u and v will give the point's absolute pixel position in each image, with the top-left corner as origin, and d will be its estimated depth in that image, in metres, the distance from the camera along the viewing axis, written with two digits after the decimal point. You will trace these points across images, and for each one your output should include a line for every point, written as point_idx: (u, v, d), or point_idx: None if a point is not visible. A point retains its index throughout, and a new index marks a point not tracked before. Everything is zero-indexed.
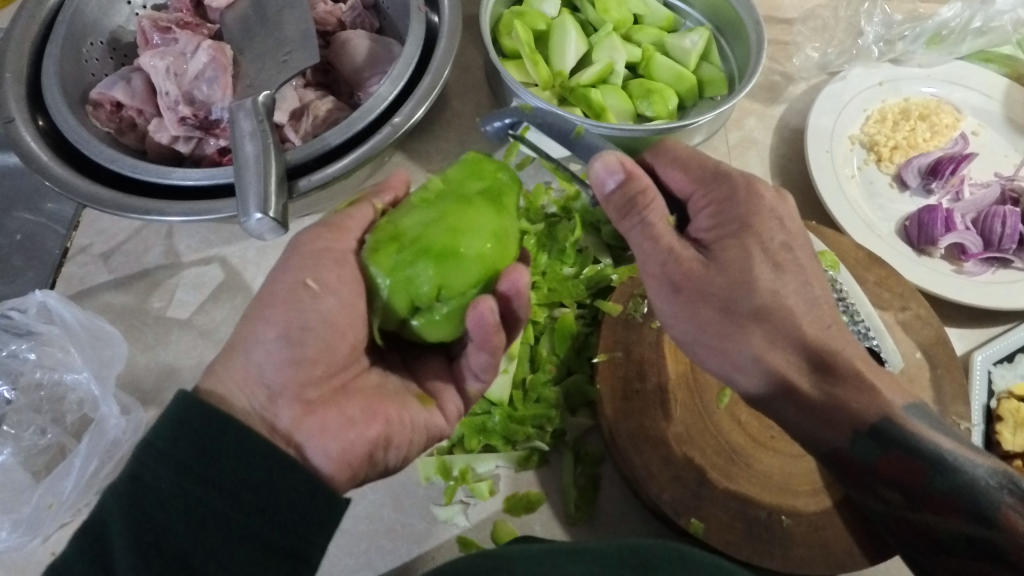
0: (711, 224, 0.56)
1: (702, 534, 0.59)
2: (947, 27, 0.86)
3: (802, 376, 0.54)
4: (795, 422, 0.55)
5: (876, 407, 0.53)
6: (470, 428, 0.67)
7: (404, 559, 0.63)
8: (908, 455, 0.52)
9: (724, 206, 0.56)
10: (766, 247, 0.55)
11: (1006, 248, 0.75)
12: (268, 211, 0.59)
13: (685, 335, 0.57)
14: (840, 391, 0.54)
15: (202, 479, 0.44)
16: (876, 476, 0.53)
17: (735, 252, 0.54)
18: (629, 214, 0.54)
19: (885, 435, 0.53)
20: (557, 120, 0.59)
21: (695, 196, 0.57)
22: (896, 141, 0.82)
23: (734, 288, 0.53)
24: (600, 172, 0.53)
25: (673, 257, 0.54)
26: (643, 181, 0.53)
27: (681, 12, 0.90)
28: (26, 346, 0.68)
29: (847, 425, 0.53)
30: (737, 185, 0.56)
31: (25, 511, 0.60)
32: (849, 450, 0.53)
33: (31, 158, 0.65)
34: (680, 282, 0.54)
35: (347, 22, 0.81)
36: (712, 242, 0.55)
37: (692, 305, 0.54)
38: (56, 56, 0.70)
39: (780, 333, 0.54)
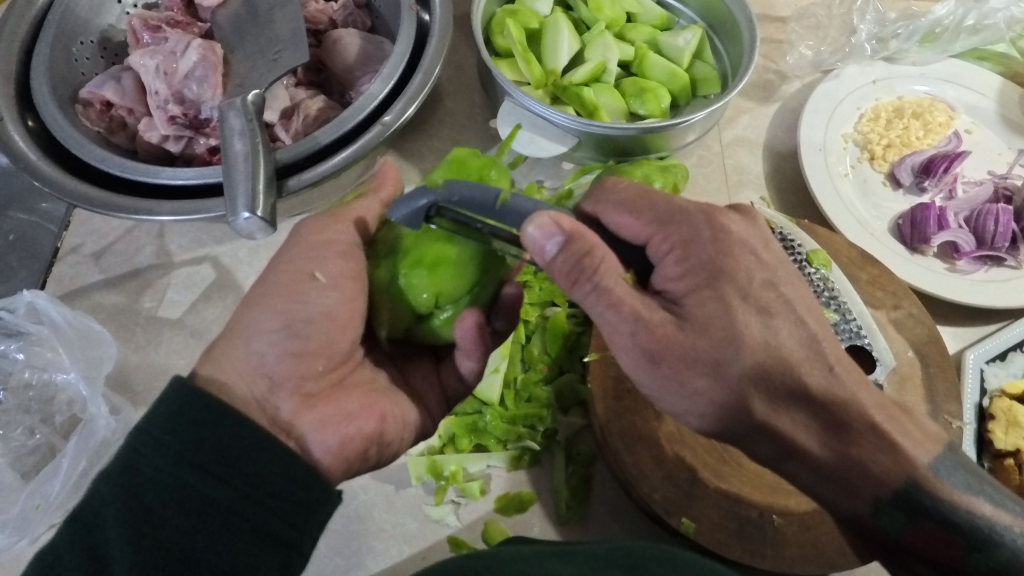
0: (678, 273, 0.48)
1: (694, 534, 0.59)
2: (940, 25, 0.86)
3: (812, 438, 0.49)
4: (811, 486, 0.50)
5: (902, 469, 0.49)
6: (462, 428, 0.66)
7: (395, 560, 0.63)
8: (939, 528, 0.49)
9: (691, 250, 0.48)
10: (745, 293, 0.48)
11: (999, 246, 0.75)
12: (257, 210, 0.58)
13: (673, 409, 0.50)
14: (854, 450, 0.48)
15: (197, 467, 0.43)
16: (903, 549, 0.50)
17: (711, 307, 0.47)
18: (580, 280, 0.47)
19: (911, 504, 0.49)
20: (475, 191, 0.47)
21: (654, 241, 0.49)
22: (889, 139, 0.82)
23: (722, 351, 0.46)
24: (535, 236, 0.45)
25: (643, 324, 0.47)
26: (589, 240, 0.46)
27: (674, 11, 0.90)
28: (16, 346, 0.68)
29: (869, 493, 0.49)
30: (699, 223, 0.49)
31: (14, 512, 0.60)
32: (873, 519, 0.50)
33: (20, 157, 0.64)
34: (658, 354, 0.47)
35: (339, 20, 0.80)
36: (684, 297, 0.48)
37: (677, 375, 0.47)
38: (46, 55, 0.70)
39: (782, 394, 0.47)
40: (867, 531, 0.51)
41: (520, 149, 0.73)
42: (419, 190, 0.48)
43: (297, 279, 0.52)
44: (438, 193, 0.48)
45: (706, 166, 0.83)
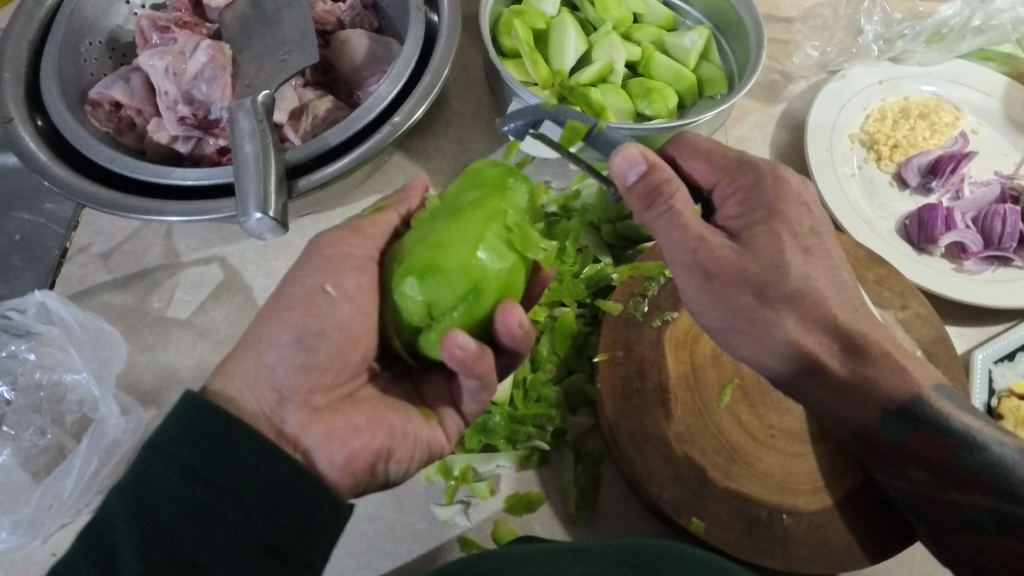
0: (737, 211, 0.57)
1: (703, 534, 0.59)
2: (947, 25, 0.86)
3: (833, 358, 0.56)
4: (824, 403, 0.58)
5: (905, 386, 0.56)
6: (471, 428, 0.66)
7: (404, 560, 0.63)
8: (935, 433, 0.55)
9: (753, 194, 0.56)
10: (794, 233, 0.56)
11: (1006, 246, 0.75)
12: (268, 211, 0.59)
13: (717, 323, 0.57)
14: (867, 368, 0.56)
15: (206, 481, 0.43)
16: (903, 456, 0.57)
17: (765, 236, 0.55)
18: (654, 204, 0.52)
19: (910, 413, 0.56)
20: (579, 117, 0.55)
21: (721, 185, 0.58)
22: (896, 139, 0.82)
23: (767, 272, 0.54)
24: (621, 166, 0.51)
25: (704, 245, 0.53)
26: (666, 172, 0.51)
27: (680, 11, 0.90)
28: (26, 346, 0.68)
29: (877, 404, 0.56)
30: (762, 172, 0.57)
31: (26, 511, 0.60)
32: (878, 428, 0.57)
33: (29, 157, 0.64)
34: (712, 270, 0.54)
35: (346, 21, 0.80)
36: (740, 231, 0.56)
37: (724, 292, 0.54)
38: (54, 56, 0.70)
39: (811, 317, 0.55)
40: (871, 443, 0.58)
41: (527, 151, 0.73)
42: (529, 107, 0.56)
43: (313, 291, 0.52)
44: (549, 111, 0.54)
45: None
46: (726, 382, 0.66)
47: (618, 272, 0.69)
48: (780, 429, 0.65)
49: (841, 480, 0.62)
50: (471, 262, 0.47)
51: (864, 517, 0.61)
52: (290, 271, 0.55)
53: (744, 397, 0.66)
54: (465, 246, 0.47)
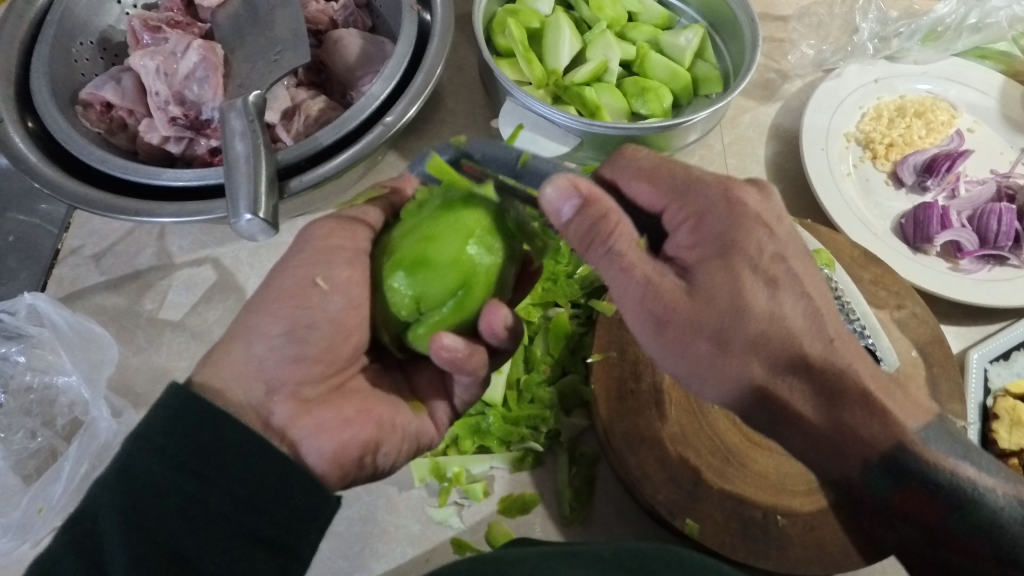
0: (690, 242, 0.50)
1: (698, 535, 0.59)
2: (943, 23, 0.86)
3: (805, 401, 0.50)
4: (801, 450, 0.52)
5: (888, 434, 0.49)
6: (464, 428, 0.66)
7: (398, 562, 0.62)
8: (923, 489, 0.49)
9: (704, 221, 0.49)
10: (754, 264, 0.49)
11: (1002, 245, 0.75)
12: (258, 212, 0.58)
13: (679, 370, 0.51)
14: (848, 418, 0.49)
15: (192, 472, 0.43)
16: (891, 511, 0.51)
17: (719, 275, 0.48)
18: (593, 245, 0.48)
19: (899, 468, 0.49)
20: (497, 151, 0.50)
21: (669, 210, 0.50)
22: (892, 138, 0.81)
23: (723, 321, 0.48)
24: (554, 199, 0.47)
25: (652, 290, 0.48)
26: (603, 207, 0.47)
27: (676, 10, 0.89)
28: (16, 348, 0.67)
29: (858, 455, 0.50)
30: (712, 196, 0.50)
31: (15, 515, 0.60)
32: (863, 482, 0.51)
33: (19, 159, 0.64)
34: (664, 318, 0.49)
35: (340, 21, 0.80)
36: (693, 266, 0.49)
37: (680, 340, 0.49)
38: (45, 56, 0.70)
39: (781, 361, 0.49)
40: (855, 493, 0.52)
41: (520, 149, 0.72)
42: (443, 145, 0.51)
43: (307, 284, 0.51)
44: (462, 150, 0.51)
45: (708, 166, 0.83)
46: None
47: None
48: None
49: None
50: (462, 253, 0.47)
51: None
52: (281, 260, 0.54)
53: None
54: (455, 239, 0.47)
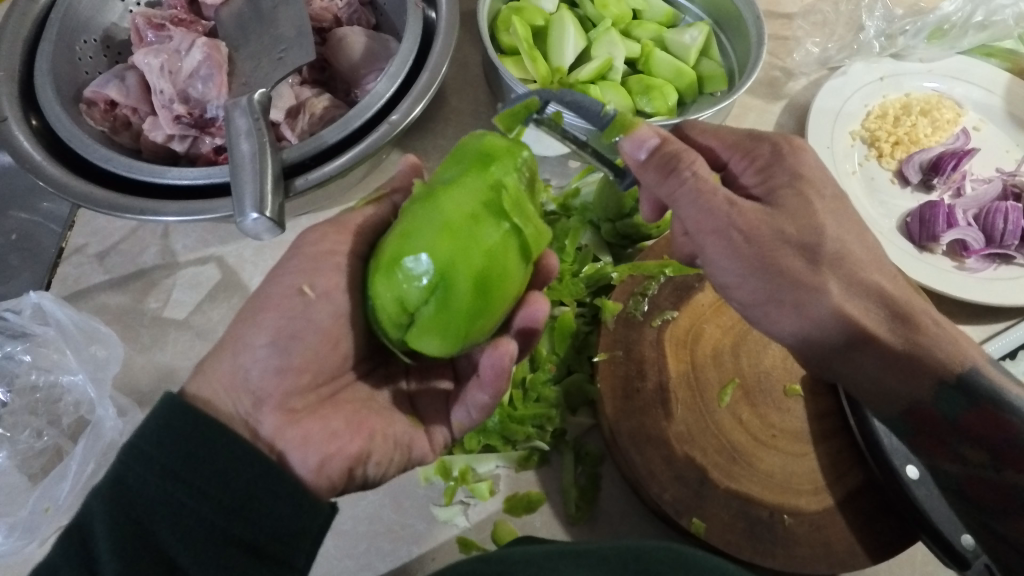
0: (758, 179, 0.54)
1: (705, 534, 0.59)
2: (948, 21, 0.85)
3: (882, 326, 0.52)
4: (876, 373, 0.54)
5: (959, 358, 0.52)
6: (470, 428, 0.66)
7: (404, 560, 0.62)
8: (995, 407, 0.50)
9: (771, 164, 0.54)
10: (821, 195, 0.53)
11: (1008, 244, 0.75)
12: (264, 211, 0.58)
13: (754, 298, 0.53)
14: (920, 336, 0.52)
15: (185, 484, 0.43)
16: (958, 431, 0.52)
17: (794, 199, 0.52)
18: (676, 171, 0.51)
19: (971, 388, 0.51)
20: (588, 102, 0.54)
21: (735, 160, 0.56)
22: (898, 136, 0.81)
23: (804, 232, 0.51)
24: (628, 148, 0.52)
25: (736, 209, 0.51)
26: (679, 143, 0.51)
27: (680, 7, 0.89)
28: (21, 348, 0.68)
29: (933, 376, 0.52)
30: (778, 142, 0.55)
31: (22, 514, 0.60)
32: (933, 401, 0.52)
33: (24, 158, 0.64)
34: (750, 234, 0.50)
35: (343, 18, 0.80)
36: (767, 196, 0.53)
37: (767, 257, 0.51)
38: (49, 54, 0.70)
39: (857, 283, 0.52)
40: (926, 418, 0.54)
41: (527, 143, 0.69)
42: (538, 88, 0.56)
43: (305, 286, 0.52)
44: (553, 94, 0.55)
45: None
46: (727, 381, 0.66)
47: (618, 272, 0.69)
48: (780, 429, 0.64)
49: (843, 480, 0.62)
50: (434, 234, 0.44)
51: (867, 518, 0.60)
52: (280, 266, 0.54)
53: (745, 396, 0.66)
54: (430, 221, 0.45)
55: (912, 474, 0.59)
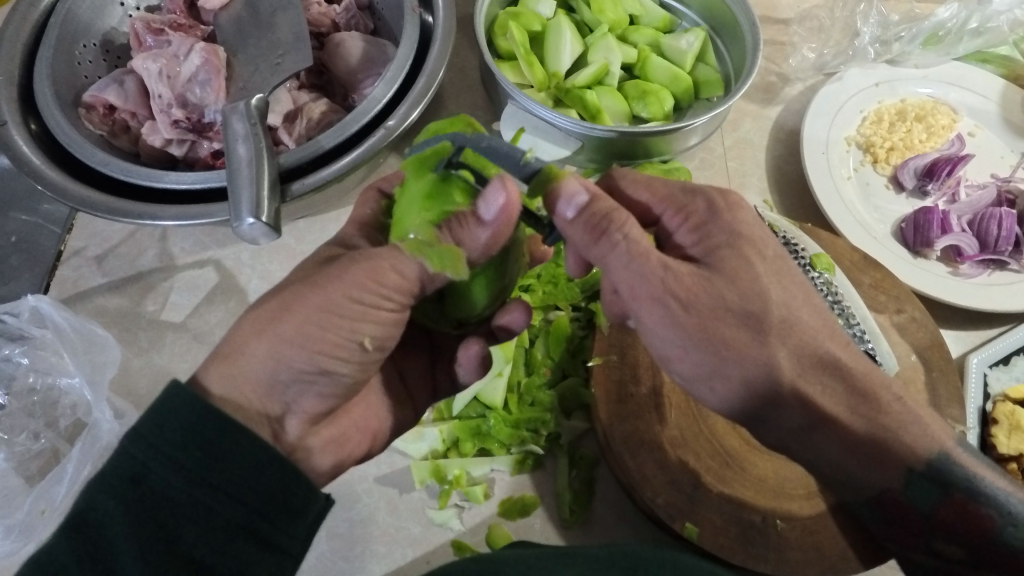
0: (691, 239, 0.50)
1: (697, 539, 0.59)
2: (944, 27, 0.86)
3: (837, 403, 0.50)
4: (835, 458, 0.51)
5: (929, 443, 0.51)
6: (465, 431, 0.67)
7: (398, 564, 0.63)
8: (968, 499, 0.51)
9: (704, 218, 0.50)
10: (762, 256, 0.49)
11: (1002, 250, 0.75)
12: (261, 216, 0.58)
13: (693, 372, 0.50)
14: (884, 417, 0.50)
15: (192, 474, 0.41)
16: (931, 524, 0.52)
17: (733, 261, 0.48)
18: (606, 233, 0.47)
19: (941, 477, 0.51)
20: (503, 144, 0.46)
21: (667, 215, 0.51)
22: (892, 142, 0.81)
23: (747, 301, 0.47)
24: (556, 202, 0.47)
25: (671, 274, 0.47)
26: (611, 201, 0.47)
27: (678, 13, 0.89)
28: (19, 350, 0.68)
29: (902, 464, 0.51)
30: (712, 196, 0.50)
31: (18, 516, 0.61)
32: (902, 492, 0.51)
33: (22, 162, 0.64)
34: (687, 302, 0.46)
35: (341, 23, 0.80)
36: (704, 256, 0.49)
37: (707, 330, 0.47)
38: (48, 58, 0.70)
39: (809, 355, 0.49)
40: (897, 507, 0.53)
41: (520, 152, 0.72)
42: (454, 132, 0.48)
43: (359, 313, 0.46)
44: (470, 139, 0.46)
45: (709, 169, 0.82)
46: None
47: None
48: None
49: None
50: (463, 239, 0.45)
51: None
52: None
53: None
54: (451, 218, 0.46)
55: None
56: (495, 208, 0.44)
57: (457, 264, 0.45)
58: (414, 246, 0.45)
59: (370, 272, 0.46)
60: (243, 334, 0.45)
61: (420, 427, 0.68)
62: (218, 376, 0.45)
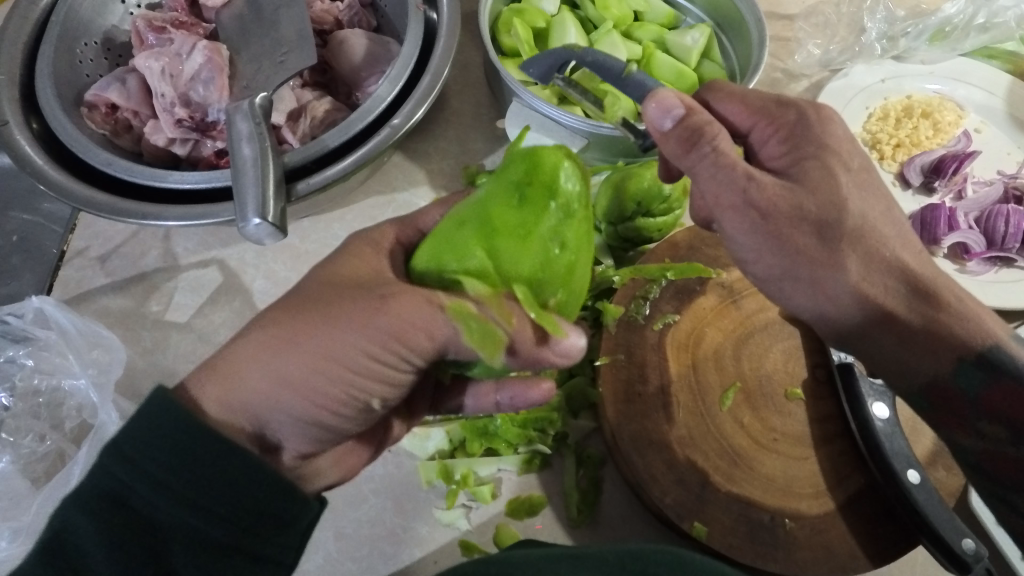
0: (781, 151, 0.53)
1: (706, 538, 0.59)
2: (950, 23, 0.85)
3: (900, 305, 0.52)
4: (896, 356, 0.53)
5: (982, 336, 0.52)
6: (472, 431, 0.66)
7: (406, 563, 0.63)
8: (1015, 386, 0.50)
9: (795, 132, 0.52)
10: (848, 168, 0.51)
11: (1010, 247, 0.75)
12: (267, 215, 0.58)
13: (771, 271, 0.52)
14: (941, 315, 0.52)
15: (172, 493, 0.41)
16: (982, 407, 0.52)
17: (818, 172, 0.50)
18: (698, 144, 0.49)
19: (992, 364, 0.51)
20: (608, 62, 0.65)
21: (758, 128, 0.54)
22: (898, 138, 0.81)
23: (825, 209, 0.49)
24: (655, 112, 0.50)
25: (756, 184, 0.49)
26: (706, 115, 0.49)
27: (682, 8, 0.89)
28: (23, 352, 0.68)
29: (952, 351, 0.52)
30: (804, 110, 0.53)
31: (27, 519, 0.61)
32: (952, 378, 0.52)
33: (25, 162, 0.64)
34: (768, 211, 0.49)
35: (345, 20, 0.80)
36: (788, 168, 0.52)
37: (782, 234, 0.49)
38: (49, 57, 0.69)
39: (880, 265, 0.51)
40: (944, 395, 0.53)
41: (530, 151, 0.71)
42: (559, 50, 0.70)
43: (365, 367, 0.43)
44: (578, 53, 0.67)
45: None
46: (729, 385, 0.66)
47: (619, 275, 0.67)
48: (782, 433, 0.64)
49: (843, 484, 0.62)
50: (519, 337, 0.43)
51: (868, 522, 0.61)
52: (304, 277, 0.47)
53: (746, 400, 0.66)
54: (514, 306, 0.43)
55: (913, 478, 0.59)
56: (567, 355, 0.46)
57: (497, 351, 0.44)
58: (458, 311, 0.42)
59: (393, 327, 0.42)
60: (245, 358, 0.43)
61: (426, 425, 0.66)
62: (221, 400, 0.43)
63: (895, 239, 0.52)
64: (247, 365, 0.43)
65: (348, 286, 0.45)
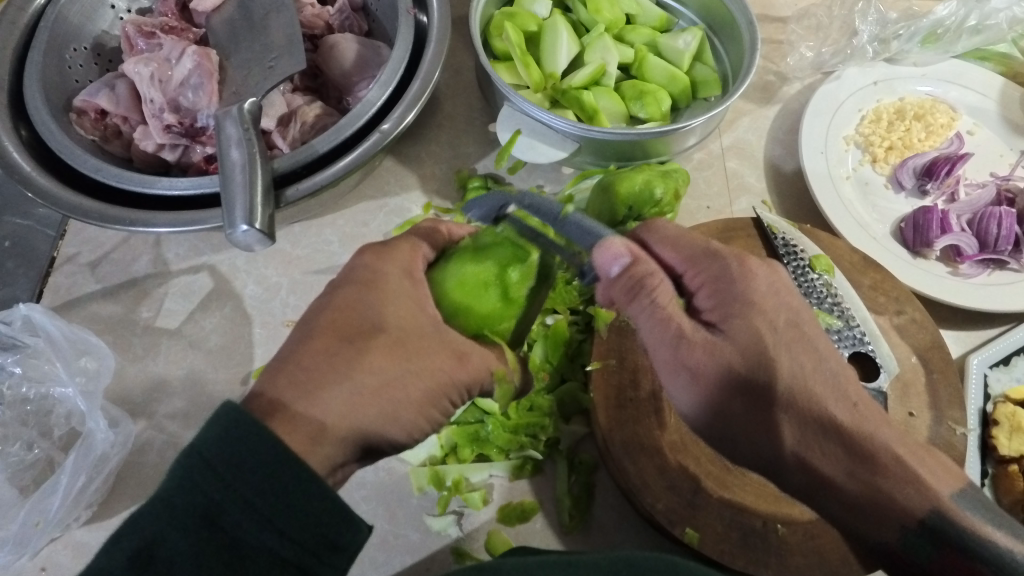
0: (709, 303, 0.53)
1: (697, 544, 0.59)
2: (942, 26, 0.86)
3: (835, 467, 0.49)
4: (837, 517, 0.51)
5: (925, 499, 0.48)
6: (463, 437, 0.65)
7: (397, 570, 0.62)
8: (958, 555, 0.47)
9: (718, 285, 0.53)
10: (772, 325, 0.51)
11: (1001, 249, 0.75)
12: (254, 222, 0.58)
13: (706, 429, 0.53)
14: (879, 481, 0.49)
15: (245, 506, 0.41)
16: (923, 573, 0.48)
17: (744, 330, 0.51)
18: (637, 296, 0.52)
19: (937, 533, 0.47)
20: (543, 203, 0.56)
21: (689, 276, 0.54)
22: (891, 141, 0.81)
23: (745, 363, 0.50)
24: (603, 260, 0.53)
25: (683, 342, 0.50)
26: (650, 265, 0.52)
27: (674, 11, 0.89)
28: (12, 359, 0.67)
29: (896, 520, 0.49)
30: (728, 263, 0.53)
31: (13, 528, 0.60)
32: (899, 545, 0.49)
33: (14, 169, 0.63)
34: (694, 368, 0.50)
35: (336, 25, 0.80)
36: (718, 323, 0.52)
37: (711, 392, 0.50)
38: (38, 63, 0.69)
39: (811, 423, 0.50)
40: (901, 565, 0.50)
41: (519, 154, 0.73)
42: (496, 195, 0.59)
43: (439, 405, 0.51)
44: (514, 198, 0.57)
45: (706, 170, 0.82)
46: None
47: None
48: None
49: None
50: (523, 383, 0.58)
51: None
52: (334, 296, 0.50)
53: None
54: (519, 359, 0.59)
55: None
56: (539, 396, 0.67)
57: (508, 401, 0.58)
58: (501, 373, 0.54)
59: (472, 377, 0.51)
60: (339, 386, 0.45)
61: None
62: (333, 418, 0.45)
63: (825, 385, 0.51)
64: (341, 391, 0.45)
65: (418, 324, 0.49)
